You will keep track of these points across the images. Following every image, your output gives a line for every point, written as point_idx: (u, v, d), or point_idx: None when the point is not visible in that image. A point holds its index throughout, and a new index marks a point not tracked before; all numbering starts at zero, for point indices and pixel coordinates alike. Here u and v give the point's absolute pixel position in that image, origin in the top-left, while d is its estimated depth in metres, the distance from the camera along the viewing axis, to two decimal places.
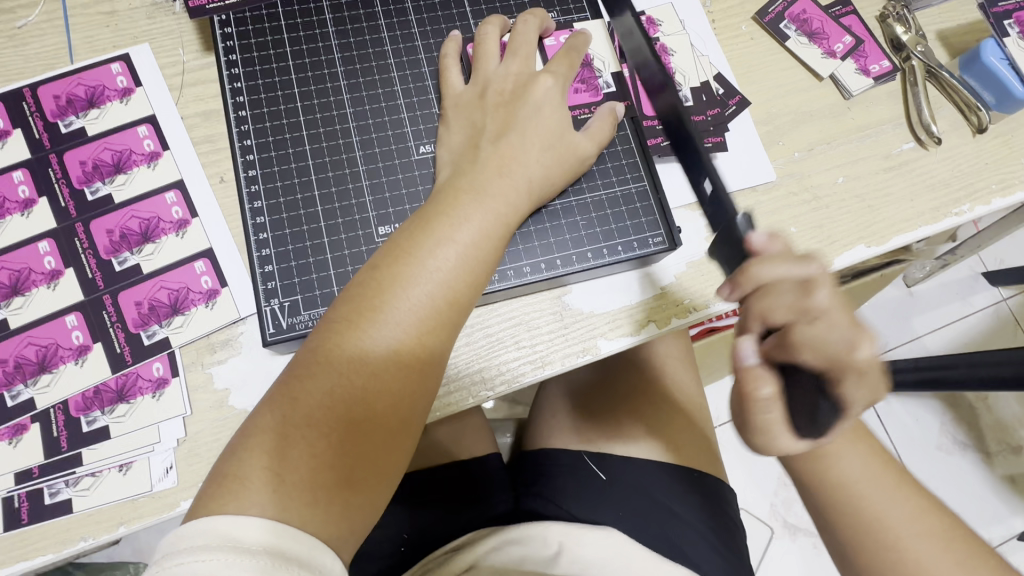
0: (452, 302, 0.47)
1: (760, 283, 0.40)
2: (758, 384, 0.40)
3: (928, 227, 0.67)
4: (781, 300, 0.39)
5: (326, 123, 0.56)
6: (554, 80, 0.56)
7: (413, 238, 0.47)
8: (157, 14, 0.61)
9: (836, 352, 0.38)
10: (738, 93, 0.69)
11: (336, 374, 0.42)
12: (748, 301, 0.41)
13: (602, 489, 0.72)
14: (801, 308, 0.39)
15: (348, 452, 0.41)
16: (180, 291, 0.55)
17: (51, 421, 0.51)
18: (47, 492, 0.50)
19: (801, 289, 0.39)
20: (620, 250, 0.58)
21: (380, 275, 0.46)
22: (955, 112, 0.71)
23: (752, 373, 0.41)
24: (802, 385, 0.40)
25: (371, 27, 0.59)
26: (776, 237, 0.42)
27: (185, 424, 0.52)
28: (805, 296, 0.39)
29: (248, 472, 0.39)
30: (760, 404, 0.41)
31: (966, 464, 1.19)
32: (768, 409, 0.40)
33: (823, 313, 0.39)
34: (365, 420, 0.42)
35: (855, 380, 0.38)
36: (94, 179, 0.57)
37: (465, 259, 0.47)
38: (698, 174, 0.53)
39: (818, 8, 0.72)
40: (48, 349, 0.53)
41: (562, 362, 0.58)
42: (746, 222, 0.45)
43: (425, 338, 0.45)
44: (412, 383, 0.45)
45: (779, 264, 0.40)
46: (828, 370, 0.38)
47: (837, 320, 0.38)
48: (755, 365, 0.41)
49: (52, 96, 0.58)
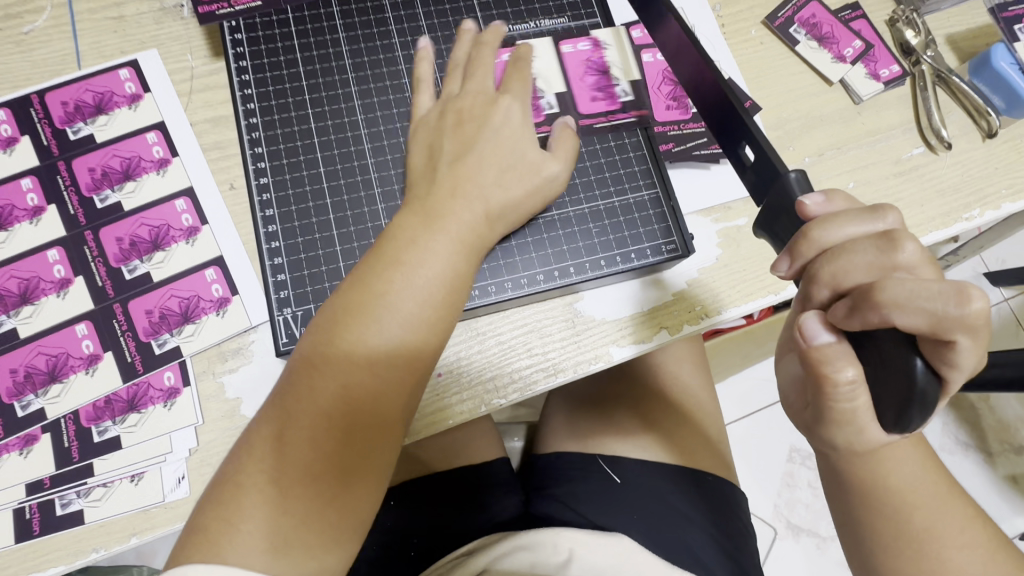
0: (437, 307, 0.45)
1: (825, 248, 0.35)
2: (838, 365, 0.34)
3: (939, 232, 0.67)
4: (858, 258, 0.34)
5: (337, 130, 0.56)
6: (515, 102, 0.53)
7: (391, 248, 0.45)
8: (165, 19, 0.61)
9: (941, 308, 0.30)
10: (750, 98, 0.69)
11: (323, 383, 0.41)
12: (815, 267, 0.35)
13: (616, 492, 0.72)
14: (884, 265, 0.33)
15: (333, 465, 0.41)
16: (191, 299, 0.55)
17: (62, 431, 0.51)
18: (59, 503, 0.50)
19: (883, 243, 0.33)
20: (633, 257, 0.58)
21: (360, 283, 0.44)
22: (964, 117, 0.71)
23: (828, 351, 0.34)
24: (887, 356, 0.33)
25: (381, 33, 0.59)
26: (833, 197, 0.37)
27: (196, 434, 0.52)
28: (889, 248, 0.33)
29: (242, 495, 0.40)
30: (841, 389, 0.34)
31: (969, 465, 1.19)
32: (852, 395, 0.34)
33: (909, 269, 0.33)
34: (348, 428, 0.41)
35: (968, 338, 0.30)
36: (103, 186, 0.56)
37: (451, 257, 0.46)
38: (734, 145, 0.47)
39: (827, 12, 0.72)
40: (59, 358, 0.52)
41: (574, 370, 0.58)
42: (801, 179, 0.39)
43: (410, 343, 0.43)
44: (398, 388, 0.43)
45: (847, 222, 0.35)
46: (930, 331, 0.31)
47: (924, 275, 0.33)
48: (829, 341, 0.35)
49: (60, 102, 0.58)
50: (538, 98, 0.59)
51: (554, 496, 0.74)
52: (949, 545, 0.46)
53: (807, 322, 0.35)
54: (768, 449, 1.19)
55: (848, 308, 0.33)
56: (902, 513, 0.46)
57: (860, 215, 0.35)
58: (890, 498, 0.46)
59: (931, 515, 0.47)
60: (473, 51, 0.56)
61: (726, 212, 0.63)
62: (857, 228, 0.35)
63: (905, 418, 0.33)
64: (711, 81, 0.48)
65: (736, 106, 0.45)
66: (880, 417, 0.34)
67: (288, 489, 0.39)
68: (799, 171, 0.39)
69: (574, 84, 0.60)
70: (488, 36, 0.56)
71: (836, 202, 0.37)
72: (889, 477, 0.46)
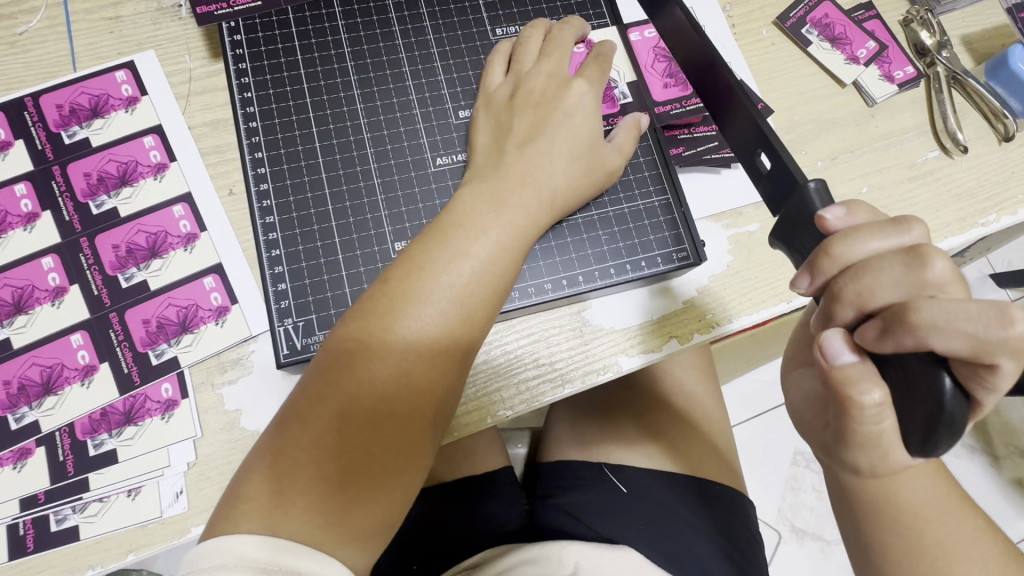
0: (476, 302, 0.45)
1: (848, 264, 0.33)
2: (861, 389, 0.33)
3: (954, 238, 0.65)
4: (886, 275, 0.32)
5: (339, 135, 0.54)
6: (588, 85, 0.54)
7: (427, 246, 0.46)
8: (162, 19, 0.59)
9: (982, 330, 0.29)
10: (761, 101, 0.67)
11: (358, 366, 0.42)
12: (838, 284, 0.34)
13: (624, 501, 0.71)
14: (914, 283, 0.31)
15: (374, 455, 0.41)
16: (189, 308, 0.53)
17: (56, 445, 0.50)
18: (53, 519, 0.49)
19: (910, 259, 0.32)
20: (642, 265, 0.56)
21: (397, 279, 0.44)
22: (980, 120, 0.69)
23: (850, 374, 0.33)
24: (914, 377, 0.31)
25: (385, 34, 0.57)
26: (857, 208, 0.35)
27: (195, 448, 0.51)
28: (919, 265, 0.31)
29: (272, 469, 0.40)
30: (867, 412, 0.33)
31: (975, 468, 1.17)
32: (879, 418, 0.33)
33: (939, 287, 0.31)
34: (390, 419, 0.42)
35: (1011, 361, 0.29)
36: (99, 192, 0.55)
37: (489, 253, 0.46)
38: (750, 151, 0.45)
39: (840, 12, 0.70)
40: (53, 370, 0.51)
41: (583, 380, 0.56)
42: (821, 187, 0.37)
43: (449, 337, 0.44)
44: (438, 381, 0.44)
45: (870, 238, 0.33)
46: (970, 355, 0.30)
47: (954, 293, 0.31)
48: (851, 363, 0.33)
49: (54, 105, 0.56)
50: (612, 88, 0.59)
51: (561, 505, 0.73)
52: (967, 563, 0.45)
53: (829, 341, 0.34)
54: (772, 452, 1.17)
55: (879, 330, 0.32)
56: (922, 532, 0.45)
57: (884, 228, 0.33)
58: (910, 517, 0.45)
59: (949, 534, 0.45)
60: (555, 28, 0.57)
61: (737, 217, 0.61)
62: (882, 242, 0.33)
63: (932, 442, 0.31)
64: (724, 83, 0.47)
65: (754, 113, 0.43)
66: (906, 440, 0.33)
67: (330, 476, 0.40)
68: (818, 181, 0.38)
69: (647, 72, 0.61)
70: (571, 21, 0.58)
71: (858, 213, 0.35)
72: (907, 493, 0.45)
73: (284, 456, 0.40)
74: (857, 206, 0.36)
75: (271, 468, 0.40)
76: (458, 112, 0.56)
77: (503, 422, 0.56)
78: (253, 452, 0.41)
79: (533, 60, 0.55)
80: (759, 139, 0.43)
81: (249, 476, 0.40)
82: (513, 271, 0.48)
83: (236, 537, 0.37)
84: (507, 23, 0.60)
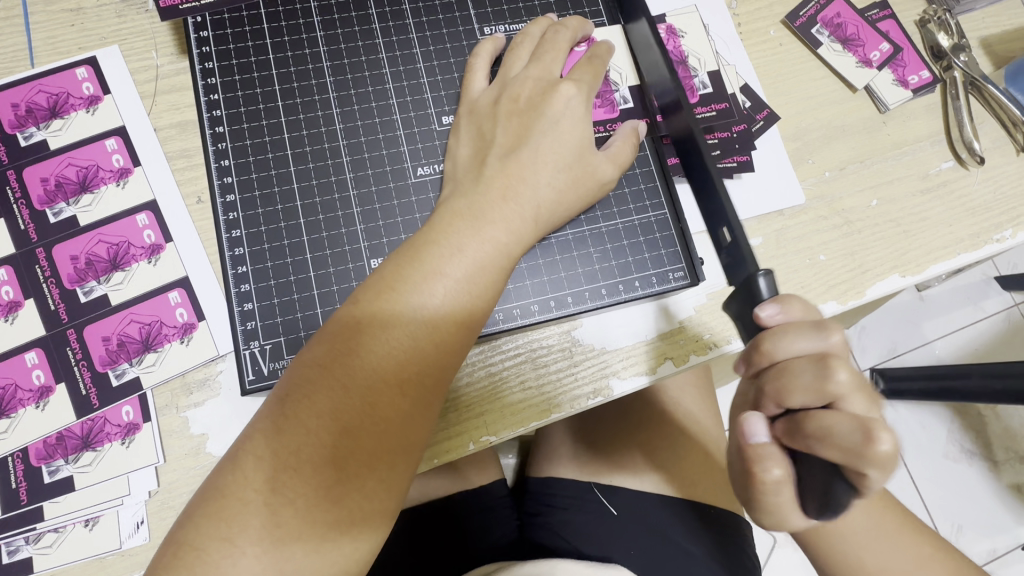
0: (450, 327, 0.42)
1: (776, 360, 0.37)
2: (767, 465, 0.35)
3: (966, 254, 0.62)
4: (798, 379, 0.35)
5: (312, 141, 0.50)
6: (577, 89, 0.50)
7: (398, 266, 0.43)
8: (128, 12, 0.55)
9: (858, 442, 0.32)
10: (766, 106, 0.63)
11: (325, 389, 0.39)
12: (764, 377, 0.37)
13: (615, 524, 0.68)
14: (819, 390, 0.35)
15: (336, 494, 0.38)
16: (153, 325, 0.50)
17: (9, 471, 0.47)
18: (6, 549, 0.46)
19: (822, 366, 0.35)
20: (637, 285, 0.53)
21: (366, 302, 0.42)
22: (998, 129, 0.65)
23: (759, 451, 0.36)
24: (814, 468, 0.35)
25: (364, 31, 0.53)
26: (793, 305, 0.38)
27: (157, 475, 0.48)
28: (827, 374, 0.34)
29: (233, 509, 0.37)
30: (766, 487, 0.36)
31: (973, 474, 1.10)
32: (777, 493, 0.36)
33: (841, 397, 0.34)
34: (353, 455, 0.39)
35: (878, 473, 0.32)
36: (57, 199, 0.51)
37: (467, 270, 0.43)
38: (714, 222, 0.48)
39: (853, 12, 0.66)
40: (6, 391, 0.48)
41: (571, 405, 0.53)
42: (768, 283, 0.40)
43: (422, 364, 0.41)
44: (408, 411, 0.41)
45: (798, 337, 0.36)
46: (845, 464, 0.33)
47: (856, 404, 0.35)
48: (762, 444, 0.36)
49: (10, 105, 0.53)
50: (611, 91, 0.55)
51: (549, 524, 0.71)
52: None
53: (748, 422, 0.37)
54: None
55: (786, 428, 0.36)
56: None
57: (810, 332, 0.36)
58: None
59: None
60: (549, 30, 0.53)
61: None
62: (807, 344, 0.36)
63: (822, 512, 0.34)
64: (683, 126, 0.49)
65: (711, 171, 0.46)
66: (803, 510, 0.36)
67: (286, 520, 0.37)
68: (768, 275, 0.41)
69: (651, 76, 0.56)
70: (570, 21, 0.53)
71: (791, 309, 0.38)
72: None
73: (235, 497, 0.37)
74: (794, 302, 0.39)
75: (219, 510, 0.37)
76: (441, 118, 0.53)
77: (486, 447, 0.52)
78: (211, 485, 0.39)
79: (523, 66, 0.52)
80: (722, 216, 0.47)
81: (197, 520, 0.37)
82: (494, 291, 0.45)
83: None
84: (497, 21, 0.56)
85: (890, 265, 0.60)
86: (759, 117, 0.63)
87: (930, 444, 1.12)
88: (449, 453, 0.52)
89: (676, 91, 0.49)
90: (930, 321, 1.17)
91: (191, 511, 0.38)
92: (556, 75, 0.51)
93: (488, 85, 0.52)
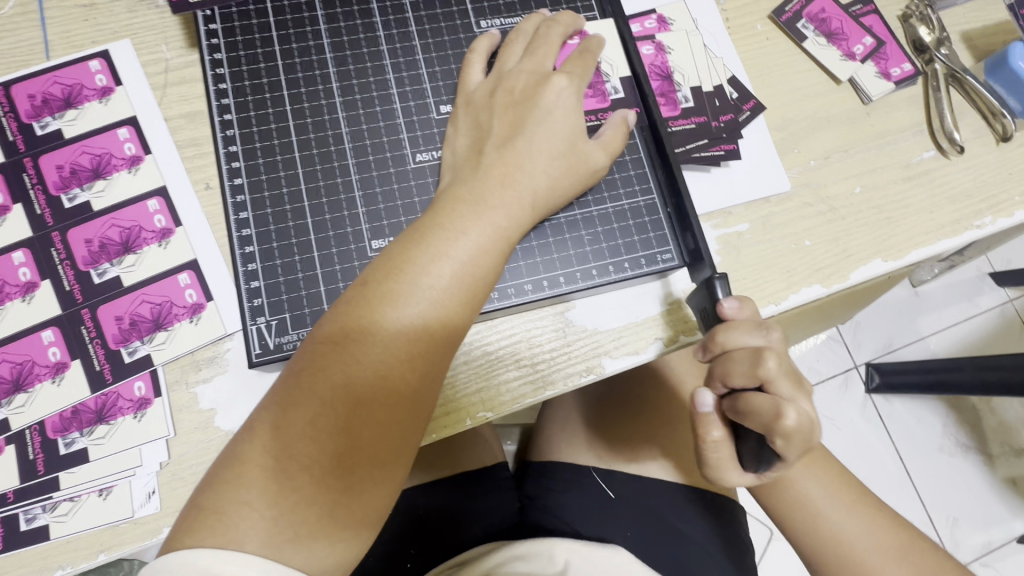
0: (454, 306, 0.45)
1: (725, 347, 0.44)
2: (709, 427, 0.46)
3: (948, 240, 0.64)
4: (737, 365, 0.43)
5: (317, 129, 0.53)
6: (568, 80, 0.52)
7: (406, 249, 0.45)
8: (138, 7, 0.58)
9: (768, 418, 0.41)
10: (753, 98, 0.66)
11: (338, 363, 0.41)
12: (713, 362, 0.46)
13: (611, 506, 0.70)
14: (752, 375, 0.42)
15: (347, 462, 0.40)
16: (164, 305, 0.52)
17: (27, 443, 0.49)
18: (24, 518, 0.49)
19: (754, 356, 0.42)
20: (627, 267, 0.55)
21: (376, 282, 0.44)
22: (978, 119, 0.67)
23: (704, 417, 0.46)
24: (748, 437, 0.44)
25: (366, 25, 0.56)
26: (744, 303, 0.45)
27: (168, 447, 0.50)
28: (757, 363, 0.42)
29: (247, 476, 0.39)
30: (708, 444, 0.46)
31: (965, 466, 1.12)
32: (716, 449, 0.46)
33: (769, 382, 0.42)
34: (365, 426, 0.41)
35: (786, 442, 0.41)
36: (72, 185, 0.54)
37: (471, 253, 0.45)
38: (682, 225, 0.55)
39: (837, 7, 0.68)
40: (24, 367, 0.50)
41: (565, 383, 0.55)
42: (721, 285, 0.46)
43: (429, 342, 0.43)
44: (416, 386, 0.43)
45: (743, 329, 0.43)
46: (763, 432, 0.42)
47: (783, 386, 0.42)
48: (708, 412, 0.46)
49: (26, 95, 0.55)
50: (602, 82, 0.58)
51: (547, 506, 0.73)
52: None
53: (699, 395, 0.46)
54: None
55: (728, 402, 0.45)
56: None
57: (751, 326, 0.43)
58: None
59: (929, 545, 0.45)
60: (542, 26, 0.55)
61: (726, 218, 0.62)
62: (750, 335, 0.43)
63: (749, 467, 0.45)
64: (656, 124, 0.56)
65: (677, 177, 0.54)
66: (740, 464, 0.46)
67: (300, 486, 0.39)
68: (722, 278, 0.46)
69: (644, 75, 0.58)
70: (562, 17, 0.55)
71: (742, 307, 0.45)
72: None
73: (251, 464, 0.40)
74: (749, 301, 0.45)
75: (238, 476, 0.39)
76: (439, 107, 0.55)
77: (483, 423, 0.55)
78: (228, 452, 0.41)
79: (517, 59, 0.54)
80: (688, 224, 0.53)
81: (214, 486, 0.40)
82: (494, 273, 0.47)
83: (195, 555, 0.36)
84: (492, 15, 0.58)
85: (873, 250, 0.63)
86: (745, 107, 0.65)
87: (925, 437, 1.13)
88: (448, 429, 0.54)
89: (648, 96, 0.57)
90: (922, 314, 1.19)
91: (209, 479, 0.40)
92: (549, 67, 0.53)
93: (485, 77, 0.55)
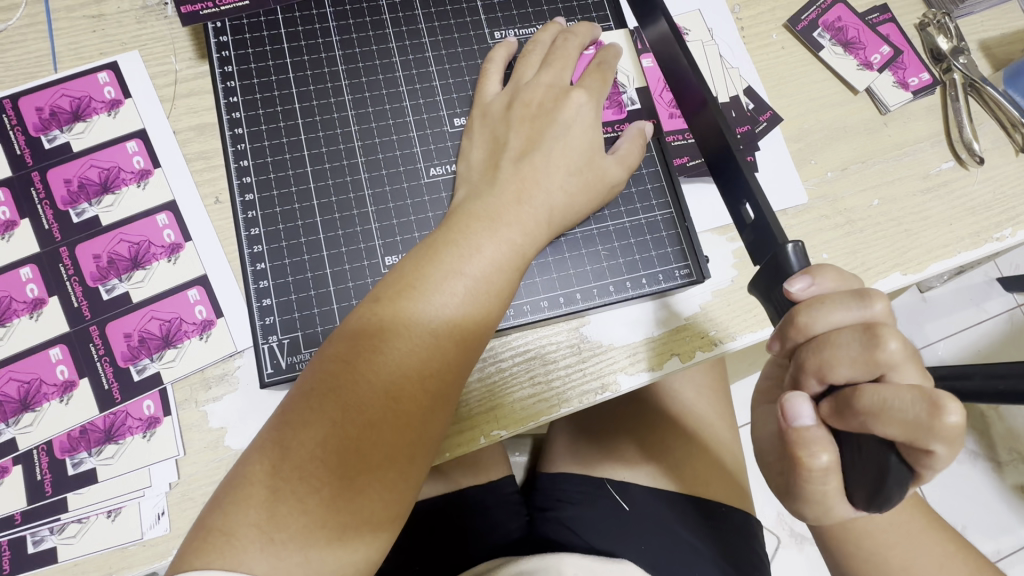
0: (467, 326, 0.44)
1: (815, 335, 0.37)
2: (815, 450, 0.36)
3: (966, 253, 0.63)
4: (842, 351, 0.35)
5: (329, 142, 0.52)
6: (587, 96, 0.52)
7: (419, 266, 0.44)
8: (147, 18, 0.57)
9: (914, 417, 0.32)
10: (769, 108, 0.65)
11: (350, 382, 0.40)
12: (803, 352, 0.37)
13: (625, 519, 0.69)
14: (868, 362, 0.35)
15: (358, 484, 0.39)
16: (173, 321, 0.51)
17: (34, 464, 0.49)
18: (30, 540, 0.48)
19: (866, 337, 0.35)
20: (643, 283, 0.54)
21: (388, 299, 0.43)
22: (997, 129, 0.66)
23: (805, 435, 0.36)
24: (865, 448, 0.35)
25: (378, 36, 0.55)
26: (823, 271, 0.38)
27: (177, 467, 0.49)
28: (873, 346, 0.34)
29: (257, 497, 0.38)
30: (813, 474, 0.36)
31: (976, 474, 1.11)
32: (823, 481, 0.36)
33: (890, 367, 0.34)
34: (377, 448, 0.40)
35: (943, 447, 0.32)
36: (80, 200, 0.53)
37: (483, 270, 0.44)
38: (736, 202, 0.47)
39: (854, 16, 0.67)
40: (31, 385, 0.49)
41: (580, 400, 0.54)
42: (799, 250, 0.39)
43: (442, 361, 0.42)
44: (428, 406, 0.42)
45: (839, 307, 0.36)
46: (905, 439, 0.33)
47: (905, 372, 0.35)
48: (809, 426, 0.36)
49: (34, 108, 0.54)
50: (619, 93, 0.57)
51: (558, 518, 0.72)
52: None
53: (793, 405, 0.36)
54: None
55: (832, 408, 0.36)
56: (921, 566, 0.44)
57: (846, 301, 0.36)
58: None
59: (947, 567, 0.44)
60: (559, 38, 0.54)
61: None
62: (844, 315, 0.36)
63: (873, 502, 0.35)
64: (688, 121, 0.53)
65: (725, 131, 0.46)
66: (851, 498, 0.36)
67: (310, 507, 0.38)
68: (797, 242, 0.40)
69: (654, 98, 0.59)
70: (578, 28, 0.55)
71: (825, 279, 0.38)
72: None
73: (261, 484, 0.39)
74: (825, 271, 0.38)
75: (246, 497, 0.38)
76: (453, 120, 0.54)
77: (496, 442, 0.54)
78: (238, 471, 0.40)
79: (533, 71, 0.53)
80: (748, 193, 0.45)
81: (224, 505, 0.39)
82: (508, 291, 0.46)
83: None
84: (506, 25, 0.57)
85: (892, 263, 0.62)
86: (762, 118, 0.64)
87: None
88: (460, 448, 0.53)
89: (700, 88, 0.47)
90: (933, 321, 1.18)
91: (220, 495, 0.39)
92: (565, 80, 0.52)
93: (500, 89, 0.54)
